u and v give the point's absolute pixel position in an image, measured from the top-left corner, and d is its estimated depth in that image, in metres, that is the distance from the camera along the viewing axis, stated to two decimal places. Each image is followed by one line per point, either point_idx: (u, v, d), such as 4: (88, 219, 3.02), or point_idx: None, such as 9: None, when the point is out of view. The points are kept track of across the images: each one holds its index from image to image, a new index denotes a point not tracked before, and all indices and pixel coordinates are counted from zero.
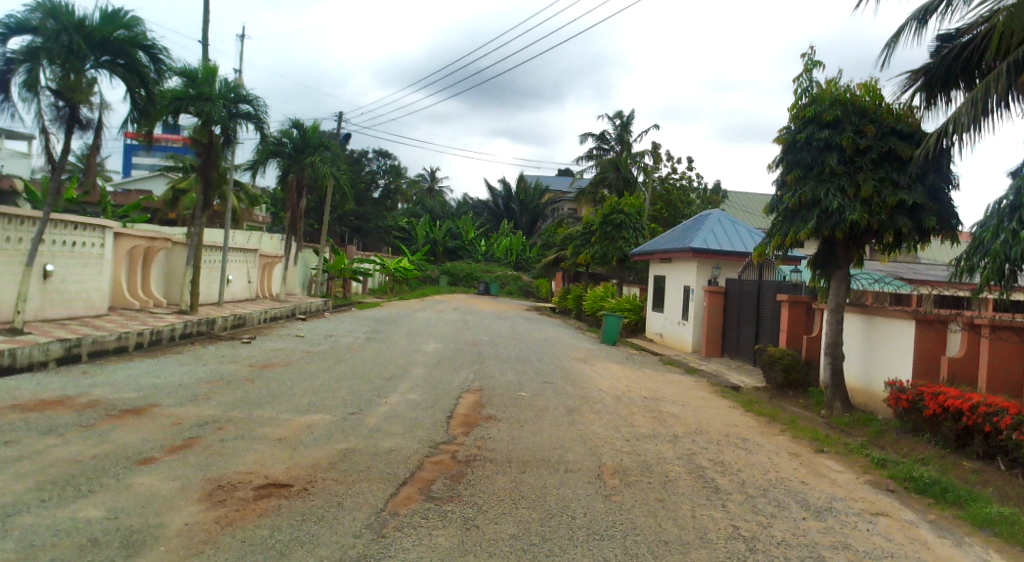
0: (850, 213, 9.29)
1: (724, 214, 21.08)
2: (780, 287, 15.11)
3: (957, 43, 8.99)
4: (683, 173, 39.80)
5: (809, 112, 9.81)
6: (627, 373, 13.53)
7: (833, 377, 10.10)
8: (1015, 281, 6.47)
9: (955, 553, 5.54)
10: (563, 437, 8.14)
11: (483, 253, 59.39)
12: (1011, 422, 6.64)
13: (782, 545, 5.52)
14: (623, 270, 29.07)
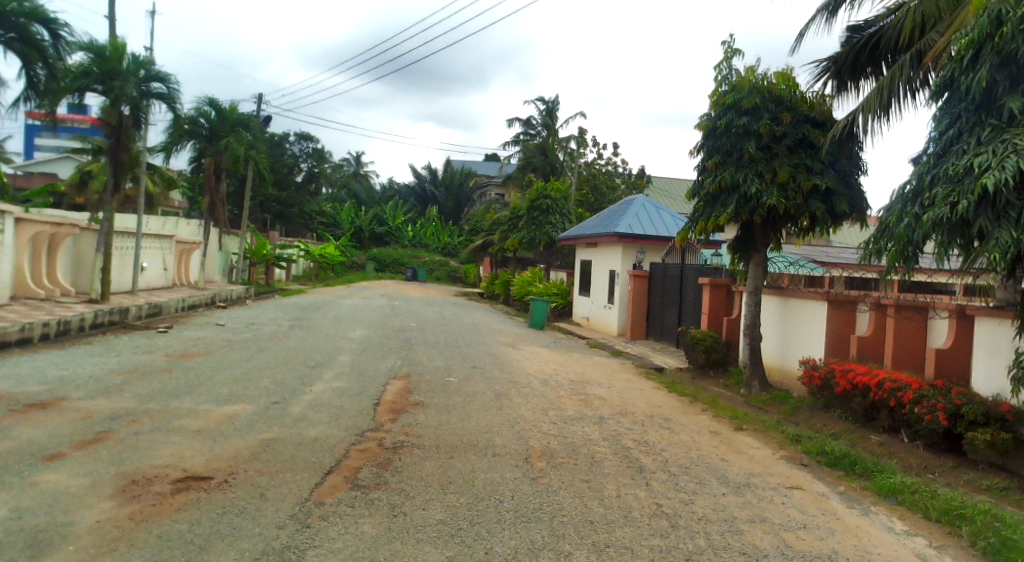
0: (767, 198, 9.53)
1: (648, 200, 21.42)
2: (702, 270, 15.50)
3: (865, 33, 9.33)
4: (608, 158, 40.53)
5: (729, 99, 10.02)
6: (556, 357, 13.63)
7: (751, 356, 10.40)
8: (919, 265, 6.74)
9: (866, 526, 5.85)
10: (491, 421, 8.14)
11: (410, 239, 58.88)
12: (914, 397, 6.94)
13: (703, 522, 5.82)
14: (550, 255, 30.30)
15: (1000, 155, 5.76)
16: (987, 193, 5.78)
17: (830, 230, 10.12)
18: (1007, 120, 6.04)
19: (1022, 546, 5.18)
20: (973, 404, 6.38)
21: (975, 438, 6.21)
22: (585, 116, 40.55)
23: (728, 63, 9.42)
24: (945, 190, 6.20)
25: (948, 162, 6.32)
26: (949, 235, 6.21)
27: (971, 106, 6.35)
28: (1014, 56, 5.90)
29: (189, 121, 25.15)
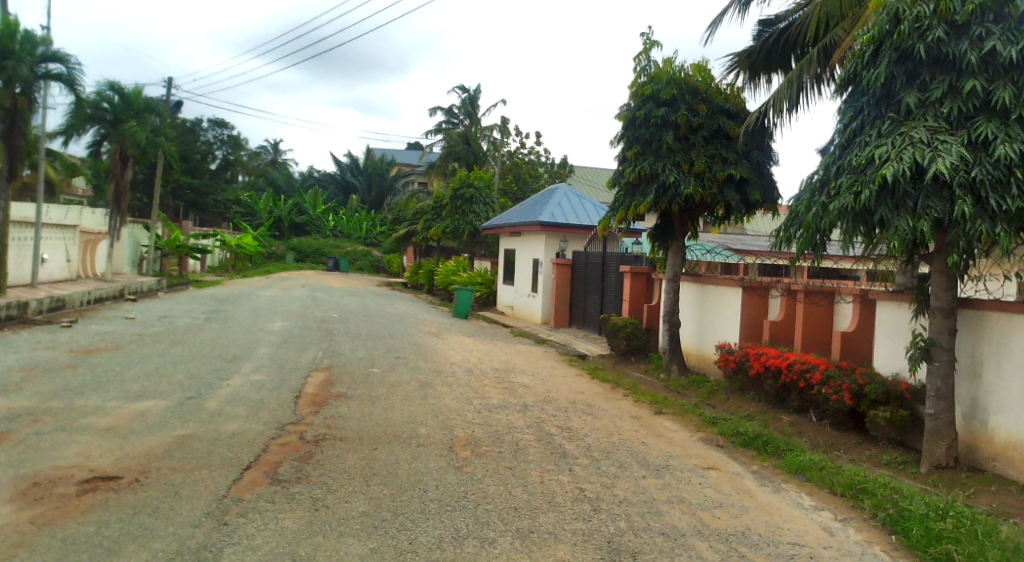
0: (685, 187, 9.76)
1: (571, 189, 21.71)
2: (623, 259, 15.87)
3: (776, 28, 9.54)
4: (531, 148, 40.99)
5: (648, 90, 10.11)
6: (480, 346, 13.68)
7: (670, 342, 10.66)
8: (826, 253, 7.01)
9: (780, 505, 6.11)
10: (415, 412, 8.10)
11: (331, 228, 57.63)
12: (822, 377, 7.24)
13: (624, 504, 5.96)
14: (473, 244, 30.39)
15: (899, 148, 6.07)
16: (887, 183, 6.08)
17: (743, 218, 10.54)
18: (905, 114, 6.39)
19: (918, 516, 5.53)
20: (875, 384, 6.73)
21: (876, 416, 6.56)
22: (506, 104, 41.09)
23: (648, 54, 9.50)
24: (849, 179, 6.48)
25: (852, 154, 6.60)
26: (854, 224, 6.49)
27: (872, 100, 6.69)
28: (911, 53, 6.31)
29: (90, 106, 24.07)
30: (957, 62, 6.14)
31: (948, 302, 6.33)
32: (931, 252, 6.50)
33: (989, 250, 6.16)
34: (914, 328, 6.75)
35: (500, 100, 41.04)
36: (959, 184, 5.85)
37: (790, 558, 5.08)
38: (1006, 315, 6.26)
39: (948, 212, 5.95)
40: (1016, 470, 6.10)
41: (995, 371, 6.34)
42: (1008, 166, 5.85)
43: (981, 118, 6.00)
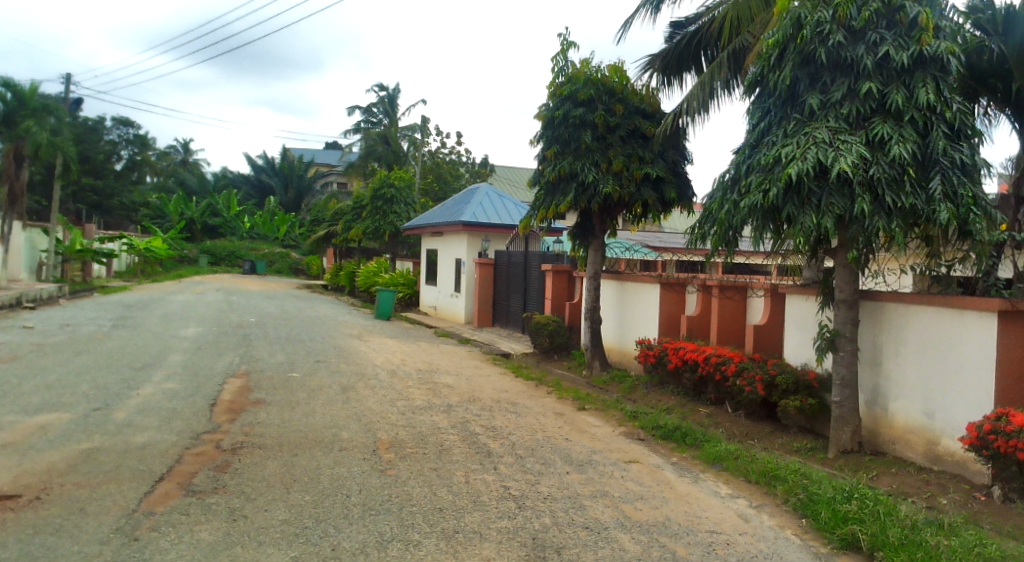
0: (603, 186, 9.93)
1: (492, 189, 21.82)
2: (544, 258, 16.09)
3: (686, 31, 9.77)
4: (452, 148, 41.06)
5: (565, 90, 10.19)
6: (404, 348, 13.58)
7: (592, 339, 10.83)
8: (738, 249, 7.24)
9: (700, 495, 6.30)
10: (337, 416, 7.97)
11: (248, 230, 56.04)
12: (736, 369, 7.48)
13: (548, 500, 6.02)
14: (395, 245, 30.17)
15: (803, 147, 6.32)
16: (792, 181, 6.32)
17: (661, 216, 10.79)
18: (808, 114, 6.64)
19: (827, 499, 5.79)
20: (786, 374, 7.00)
21: (787, 404, 6.83)
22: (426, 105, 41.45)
23: (564, 55, 9.59)
24: (758, 177, 6.70)
25: (760, 153, 6.82)
26: (763, 221, 6.73)
27: (778, 101, 6.93)
28: (813, 57, 6.56)
29: None
30: (855, 66, 6.44)
31: (851, 294, 6.63)
32: (834, 247, 6.81)
33: (886, 245, 6.51)
34: (820, 321, 7.07)
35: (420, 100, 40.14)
36: (858, 182, 6.15)
37: (708, 546, 5.23)
38: (902, 309, 6.83)
39: (849, 209, 6.25)
40: (914, 452, 6.69)
41: (893, 361, 6.92)
42: (902, 165, 6.18)
43: (877, 119, 6.32)
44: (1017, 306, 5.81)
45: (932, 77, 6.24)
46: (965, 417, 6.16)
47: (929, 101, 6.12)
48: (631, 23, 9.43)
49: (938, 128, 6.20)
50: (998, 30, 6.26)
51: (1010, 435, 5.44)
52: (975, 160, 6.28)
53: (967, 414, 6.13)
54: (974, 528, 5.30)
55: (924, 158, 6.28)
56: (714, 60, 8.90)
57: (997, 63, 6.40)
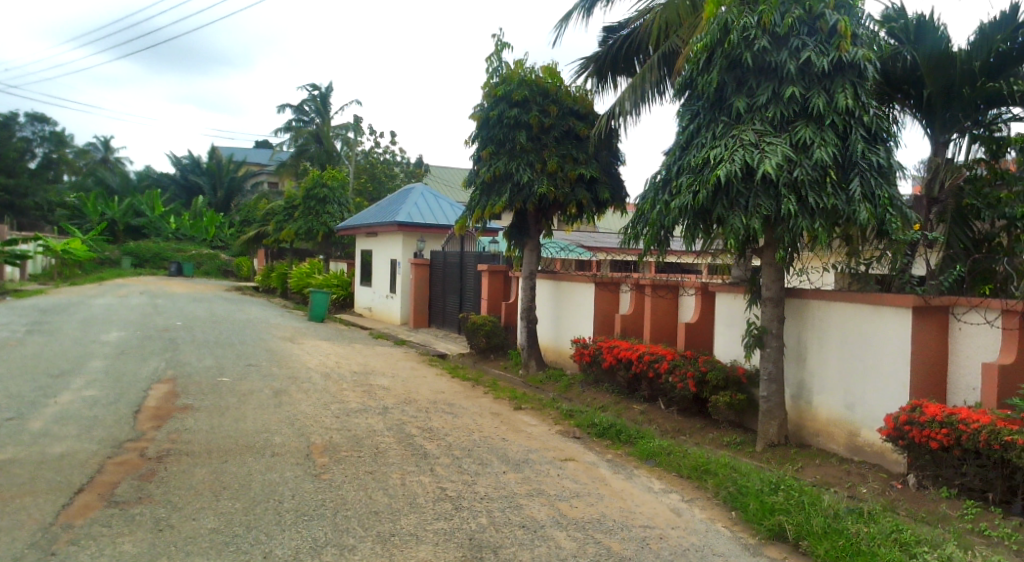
0: (538, 187, 10.01)
1: (427, 189, 21.73)
2: (480, 258, 16.13)
3: (619, 35, 9.96)
4: (386, 147, 40.81)
5: (499, 91, 10.21)
6: (338, 350, 13.39)
7: (528, 339, 10.88)
8: (670, 248, 7.37)
9: (633, 490, 6.41)
10: (268, 420, 7.81)
11: (176, 231, 53.09)
12: (669, 366, 7.65)
13: (484, 500, 6.02)
14: (328, 245, 29.74)
15: (731, 150, 6.47)
16: (722, 183, 6.47)
17: (595, 216, 10.96)
18: (735, 117, 6.81)
19: (754, 491, 5.96)
20: (715, 371, 7.18)
21: (717, 401, 7.02)
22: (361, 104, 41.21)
23: (498, 55, 9.60)
24: (689, 178, 6.83)
25: (690, 155, 6.95)
26: (693, 221, 6.87)
27: (706, 104, 7.07)
28: (739, 61, 6.73)
29: None
30: (779, 71, 6.63)
31: (777, 292, 6.84)
32: (761, 247, 7.01)
33: (810, 244, 6.74)
34: (749, 319, 7.27)
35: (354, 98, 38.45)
36: (784, 183, 6.35)
37: (642, 541, 5.31)
38: (824, 305, 7.11)
39: (775, 210, 6.44)
40: (835, 443, 6.96)
41: (816, 356, 7.19)
42: (823, 167, 6.41)
43: (800, 123, 6.54)
44: (929, 302, 6.11)
45: (850, 83, 6.49)
46: (882, 409, 6.46)
47: (848, 105, 6.36)
48: (566, 23, 9.52)
49: (856, 132, 6.46)
50: (909, 38, 6.56)
51: (924, 425, 5.75)
52: (890, 162, 6.56)
53: (885, 406, 6.41)
54: (891, 515, 5.54)
55: (844, 160, 6.52)
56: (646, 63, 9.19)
57: (910, 70, 6.70)
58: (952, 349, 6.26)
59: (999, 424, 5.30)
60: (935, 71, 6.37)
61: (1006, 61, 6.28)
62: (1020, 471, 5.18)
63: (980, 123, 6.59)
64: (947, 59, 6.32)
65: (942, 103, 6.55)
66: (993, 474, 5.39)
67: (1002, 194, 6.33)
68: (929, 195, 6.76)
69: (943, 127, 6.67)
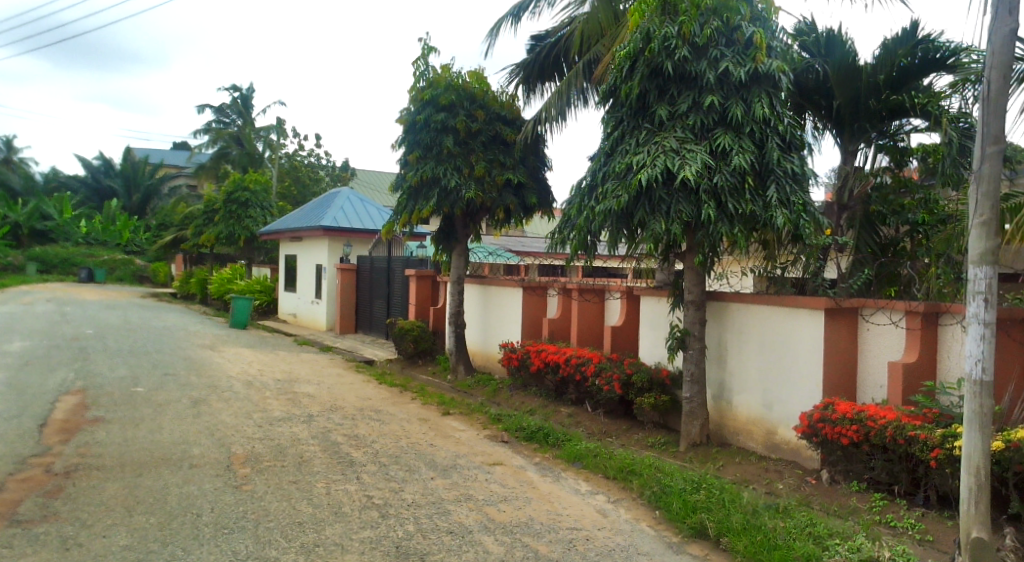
0: (465, 192, 10.05)
1: (352, 193, 21.55)
2: (407, 262, 16.01)
3: (545, 43, 10.06)
4: (311, 150, 40.36)
5: (426, 95, 10.21)
6: (262, 357, 13.09)
7: (456, 343, 10.88)
8: (596, 253, 7.49)
9: (559, 492, 6.49)
10: (186, 431, 7.57)
11: (85, 236, 51.08)
12: (595, 369, 7.79)
13: (412, 507, 5.96)
14: (251, 250, 29.13)
15: (653, 156, 6.61)
16: (644, 188, 6.61)
17: (523, 221, 11.10)
18: (657, 125, 6.96)
19: (677, 490, 6.09)
20: (640, 373, 7.36)
21: (642, 402, 7.19)
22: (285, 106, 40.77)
23: (425, 60, 9.55)
24: (613, 184, 6.95)
25: (615, 160, 7.08)
26: (618, 226, 7.00)
27: (629, 112, 7.20)
28: (660, 70, 6.87)
29: None
30: (699, 80, 6.82)
31: (699, 295, 7.04)
32: (684, 251, 7.18)
33: (730, 249, 6.95)
34: (672, 322, 7.45)
35: (277, 101, 37.86)
36: (703, 190, 6.52)
37: (569, 542, 5.36)
38: (743, 308, 7.33)
39: (695, 215, 6.62)
40: (754, 441, 7.18)
41: (736, 357, 7.40)
42: (742, 173, 6.61)
43: (719, 130, 6.73)
44: (840, 304, 6.38)
45: (766, 93, 6.72)
46: (798, 408, 6.70)
47: (764, 115, 6.58)
48: (496, 33, 9.58)
49: (772, 140, 6.69)
50: (820, 51, 6.84)
51: (836, 422, 5.97)
52: (804, 170, 6.82)
53: (800, 405, 6.66)
54: (806, 509, 5.74)
55: (762, 167, 6.74)
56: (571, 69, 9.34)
57: (821, 82, 6.98)
58: (861, 349, 6.54)
59: (903, 420, 5.56)
60: (844, 82, 6.67)
61: (907, 75, 6.58)
62: (922, 465, 5.44)
63: (885, 134, 6.93)
64: (855, 72, 6.63)
65: (851, 115, 6.87)
66: (898, 468, 5.64)
67: (904, 201, 6.84)
68: (840, 201, 7.03)
69: (851, 137, 7.01)
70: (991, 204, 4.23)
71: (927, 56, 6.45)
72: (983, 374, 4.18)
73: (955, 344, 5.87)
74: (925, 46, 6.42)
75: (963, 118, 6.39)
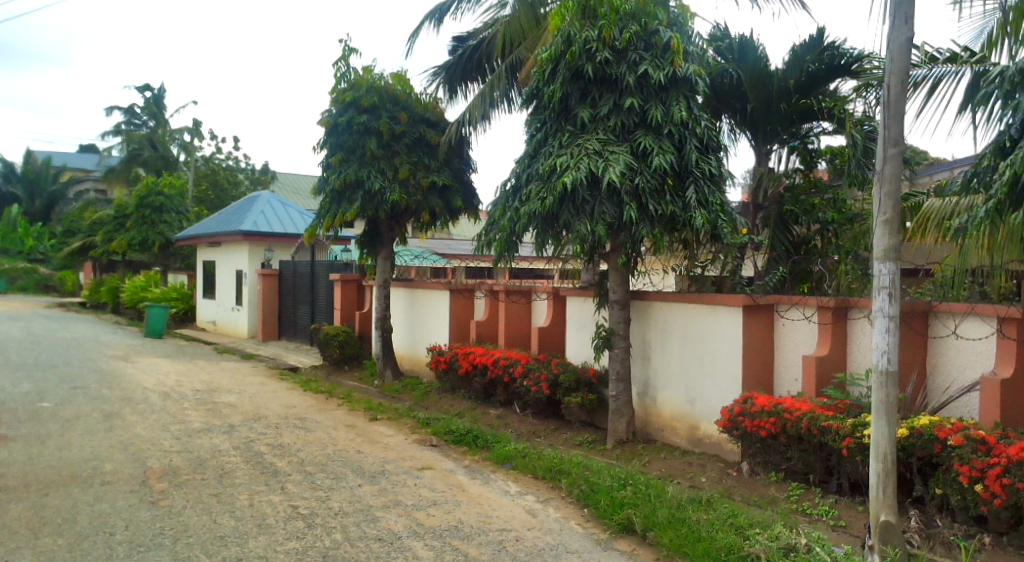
0: (389, 194, 9.97)
1: (274, 197, 21.20)
2: (331, 267, 15.78)
3: (468, 45, 10.07)
4: (230, 153, 39.35)
5: (347, 97, 10.13)
6: (180, 367, 12.67)
7: (383, 348, 10.80)
8: (521, 255, 7.54)
9: (487, 493, 6.51)
10: (99, 447, 7.26)
11: None
12: (523, 370, 7.87)
13: (339, 515, 5.85)
14: (166, 257, 28.19)
15: (577, 158, 6.66)
16: (568, 190, 6.70)
17: (449, 223, 11.13)
18: (580, 127, 7.05)
19: (605, 488, 6.16)
20: (568, 373, 7.46)
21: (570, 402, 7.31)
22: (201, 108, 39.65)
23: (346, 61, 9.45)
24: (537, 186, 7.01)
25: (539, 162, 7.13)
26: (542, 228, 7.07)
27: (552, 114, 7.26)
28: (581, 73, 6.96)
29: None
30: (619, 83, 6.94)
31: (623, 294, 7.19)
32: (607, 252, 7.29)
33: (652, 249, 7.10)
34: (598, 321, 7.60)
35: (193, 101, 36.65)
36: (626, 191, 6.62)
37: (498, 544, 5.35)
38: (665, 306, 7.51)
39: (618, 216, 6.73)
40: (678, 437, 7.35)
41: (660, 354, 7.56)
42: (662, 174, 6.76)
43: (640, 132, 6.86)
44: (756, 301, 6.59)
45: (684, 96, 6.89)
46: (718, 402, 6.89)
47: (682, 117, 6.73)
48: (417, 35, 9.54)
49: (690, 142, 6.84)
50: (734, 56, 7.05)
51: (755, 416, 6.15)
52: (721, 171, 7.02)
53: (720, 400, 6.86)
54: (727, 501, 5.90)
55: (681, 168, 6.89)
56: (494, 71, 9.43)
57: (735, 86, 7.21)
58: (778, 344, 6.76)
59: (817, 412, 5.76)
60: (757, 87, 6.91)
61: (816, 80, 6.86)
62: (835, 454, 5.64)
63: (796, 136, 7.24)
64: (766, 76, 6.86)
65: (763, 118, 7.13)
66: (813, 458, 5.83)
67: (815, 201, 7.17)
68: (755, 201, 7.32)
69: (765, 139, 7.27)
70: (894, 203, 4.41)
71: (834, 62, 6.73)
72: (889, 365, 4.39)
73: (864, 337, 6.12)
74: (832, 52, 6.66)
75: (866, 121, 6.83)
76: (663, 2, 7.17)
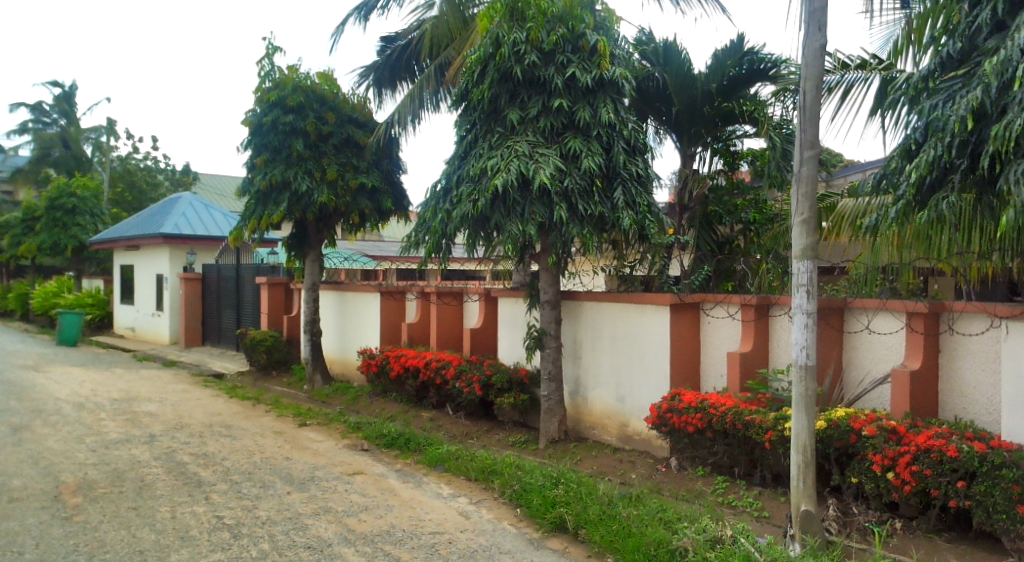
0: (317, 196, 9.83)
1: (196, 198, 20.59)
2: (258, 269, 15.46)
3: (396, 45, 10.02)
4: (148, 153, 37.88)
5: (272, 96, 9.91)
6: (97, 376, 12.15)
7: (312, 352, 10.62)
8: (452, 256, 7.53)
9: (419, 496, 6.48)
10: (7, 462, 6.90)
11: None
12: (455, 372, 7.84)
13: (267, 524, 5.72)
14: (81, 261, 26.97)
15: (506, 160, 6.68)
16: (499, 192, 6.71)
17: (379, 225, 11.06)
18: (509, 128, 7.07)
19: (537, 487, 6.19)
20: (500, 374, 7.50)
21: (503, 402, 7.34)
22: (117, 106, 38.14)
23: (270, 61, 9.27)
24: (468, 188, 7.02)
25: (469, 164, 7.14)
26: (473, 229, 7.07)
27: (482, 115, 7.26)
28: (510, 74, 6.98)
29: None
30: (548, 85, 6.99)
31: (554, 294, 7.28)
32: (538, 252, 7.34)
33: (581, 249, 7.19)
34: (530, 322, 7.68)
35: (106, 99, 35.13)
36: (555, 192, 6.68)
37: (431, 547, 5.31)
38: (596, 305, 7.61)
39: (549, 217, 6.79)
40: (609, 434, 7.46)
41: (591, 353, 7.65)
42: (590, 176, 6.84)
43: (568, 134, 6.92)
44: (684, 299, 6.75)
45: (611, 98, 6.98)
46: (647, 399, 7.03)
47: (609, 120, 6.83)
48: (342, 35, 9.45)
49: (618, 144, 6.95)
50: (659, 60, 7.20)
51: (683, 412, 6.28)
52: (648, 173, 7.16)
53: (649, 397, 7.00)
54: (656, 496, 6.00)
55: (609, 170, 6.99)
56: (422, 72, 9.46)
57: (660, 89, 7.37)
58: (703, 340, 6.93)
59: (741, 406, 5.92)
60: (681, 90, 7.09)
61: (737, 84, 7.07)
62: (758, 447, 5.80)
63: (721, 138, 7.49)
64: (689, 80, 7.04)
65: (688, 120, 7.32)
66: (738, 451, 5.99)
67: (737, 201, 7.44)
68: (682, 202, 7.48)
69: (689, 141, 7.46)
70: (810, 203, 4.55)
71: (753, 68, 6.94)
72: (808, 359, 4.54)
73: (784, 333, 6.34)
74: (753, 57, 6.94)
75: (785, 125, 7.07)
76: (590, 4, 7.26)
